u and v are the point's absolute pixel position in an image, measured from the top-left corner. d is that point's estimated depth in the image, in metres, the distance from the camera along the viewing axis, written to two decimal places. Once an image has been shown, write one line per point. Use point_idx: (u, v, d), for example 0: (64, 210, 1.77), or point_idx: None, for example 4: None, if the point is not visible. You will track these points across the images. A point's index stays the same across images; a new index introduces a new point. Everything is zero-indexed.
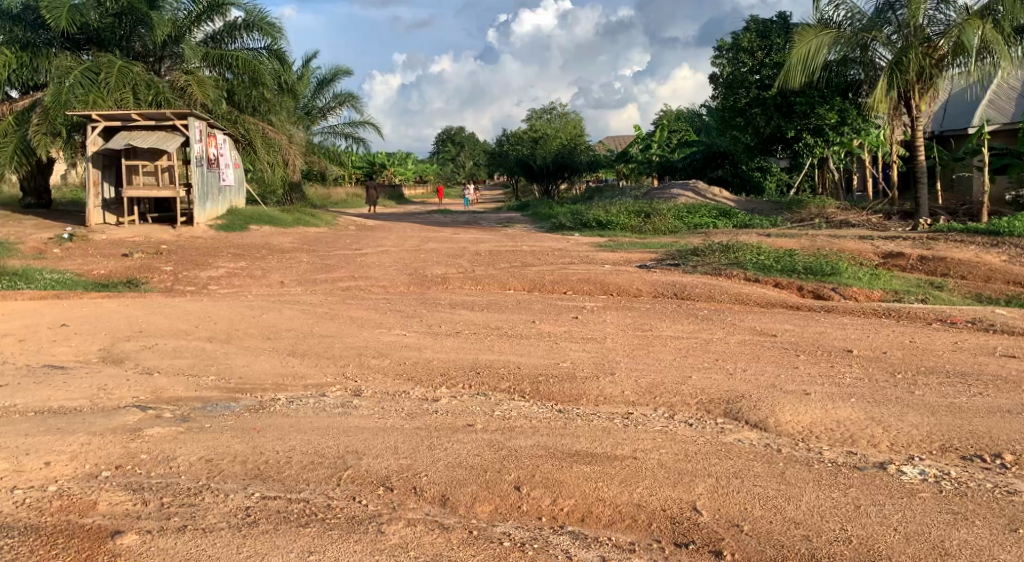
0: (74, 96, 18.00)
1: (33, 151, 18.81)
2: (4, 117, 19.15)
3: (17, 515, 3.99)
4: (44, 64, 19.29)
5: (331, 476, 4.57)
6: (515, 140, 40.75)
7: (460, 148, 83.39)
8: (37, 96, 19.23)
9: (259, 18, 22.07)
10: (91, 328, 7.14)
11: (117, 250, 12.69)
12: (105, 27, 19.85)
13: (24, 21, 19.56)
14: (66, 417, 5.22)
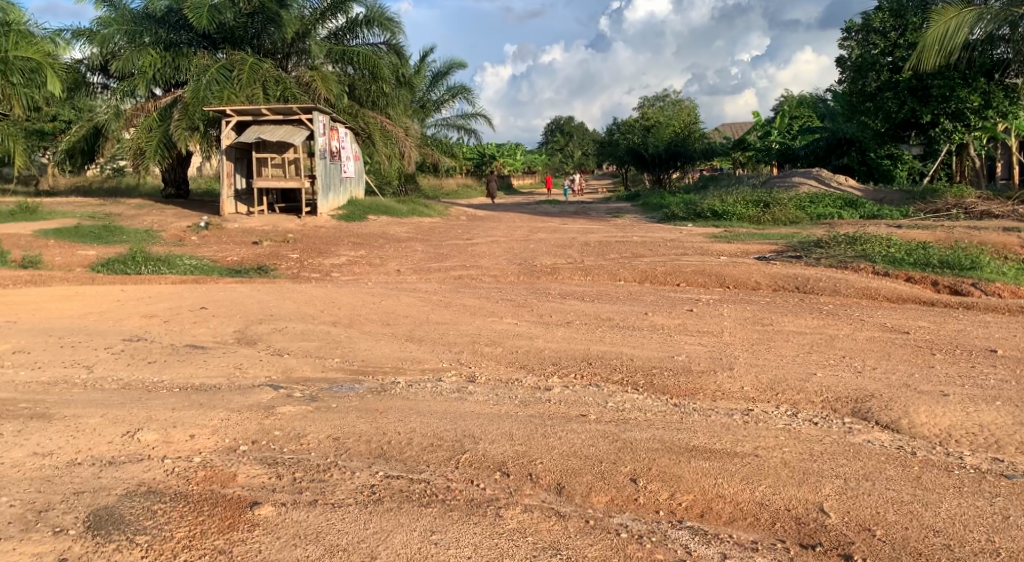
0: (211, 93, 19.22)
1: (174, 145, 20.17)
2: (149, 113, 20.57)
3: (168, 482, 4.32)
4: (184, 63, 20.69)
5: (449, 458, 4.70)
6: (625, 129, 40.29)
7: (568, 138, 82.91)
8: (177, 92, 20.58)
9: (379, 14, 22.77)
10: (227, 311, 7.60)
11: (248, 238, 13.47)
12: (239, 26, 21.04)
13: (167, 23, 21.01)
14: (208, 393, 5.59)
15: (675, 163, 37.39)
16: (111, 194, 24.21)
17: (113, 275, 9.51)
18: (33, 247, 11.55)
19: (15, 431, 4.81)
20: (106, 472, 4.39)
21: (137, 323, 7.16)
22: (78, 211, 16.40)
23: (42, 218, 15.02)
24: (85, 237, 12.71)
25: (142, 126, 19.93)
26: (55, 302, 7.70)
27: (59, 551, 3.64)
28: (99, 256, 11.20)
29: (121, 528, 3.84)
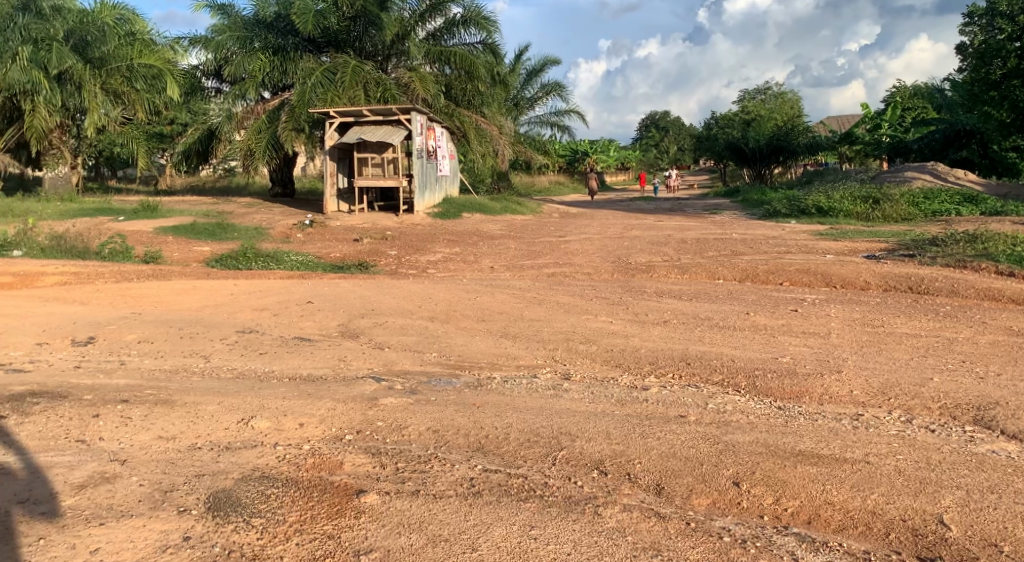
0: (316, 95, 20.13)
1: (281, 145, 21.09)
2: (258, 116, 21.57)
3: (279, 467, 4.53)
4: (292, 67, 21.64)
5: (546, 455, 4.72)
6: (724, 123, 39.41)
7: (664, 132, 81.41)
8: (284, 95, 21.48)
9: (476, 13, 23.03)
10: (330, 305, 7.88)
11: (349, 235, 13.95)
12: (342, 29, 21.76)
13: (275, 28, 21.93)
14: (315, 384, 5.83)
15: (777, 158, 36.23)
16: (222, 193, 25.51)
17: (226, 270, 10.02)
18: (154, 243, 12.31)
19: (142, 415, 5.14)
20: (223, 456, 4.64)
21: (249, 316, 7.53)
22: (193, 209, 17.37)
23: (161, 216, 16.00)
24: (200, 234, 13.46)
25: (252, 128, 20.94)
26: (175, 295, 8.19)
27: (183, 529, 3.87)
28: (213, 251, 11.83)
29: (238, 511, 4.05)
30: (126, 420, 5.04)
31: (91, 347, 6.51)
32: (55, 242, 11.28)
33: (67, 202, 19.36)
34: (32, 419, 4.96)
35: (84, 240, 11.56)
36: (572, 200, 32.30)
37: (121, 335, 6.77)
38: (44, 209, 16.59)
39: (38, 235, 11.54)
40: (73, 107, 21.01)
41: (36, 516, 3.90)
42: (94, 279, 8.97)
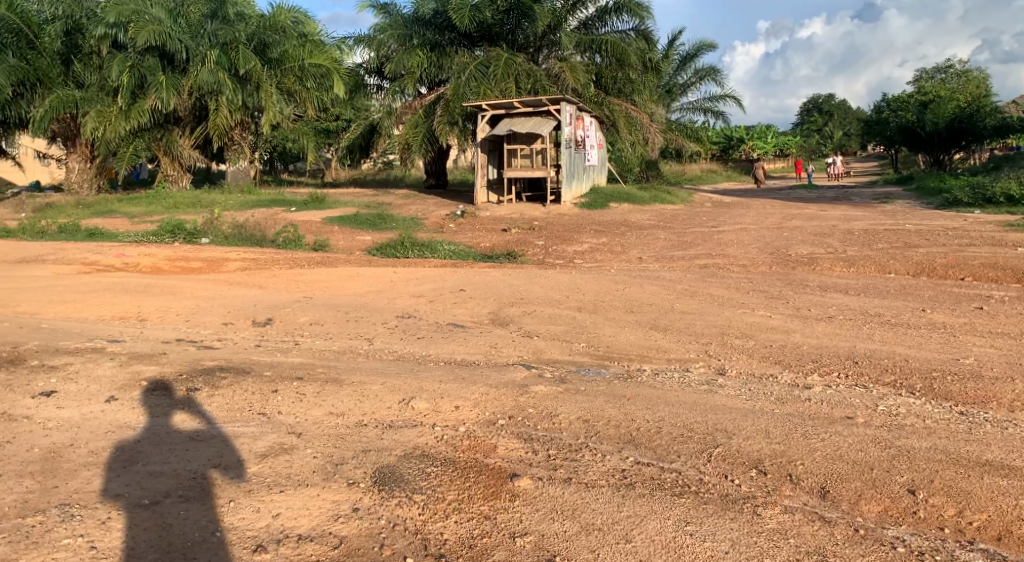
0: (470, 89, 20.81)
1: (435, 139, 21.94)
2: (415, 110, 22.54)
3: (438, 447, 4.73)
4: (447, 62, 22.38)
5: (701, 451, 4.60)
6: (897, 105, 36.64)
7: (827, 117, 76.77)
8: (440, 90, 22.25)
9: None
10: (482, 293, 8.10)
11: (499, 225, 14.26)
12: (495, 23, 22.23)
13: (433, 24, 22.73)
14: (469, 368, 6.02)
15: (959, 142, 33.17)
16: (381, 186, 26.85)
17: (387, 259, 10.55)
18: (322, 232, 13.15)
19: (315, 392, 5.53)
20: (386, 434, 4.90)
21: (408, 302, 7.89)
22: (356, 201, 18.38)
23: (327, 207, 17.05)
24: (362, 224, 14.22)
25: (410, 122, 21.95)
26: (340, 281, 8.72)
27: (353, 501, 4.13)
28: (374, 240, 12.49)
29: (401, 487, 4.26)
30: (300, 397, 5.43)
31: (270, 327, 7.07)
32: (238, 231, 12.33)
33: (246, 193, 21.14)
34: (221, 391, 5.47)
35: (261, 229, 12.54)
36: (723, 190, 31.23)
37: (295, 317, 7.31)
38: (226, 200, 18.18)
39: (224, 224, 12.66)
40: (252, 106, 22.83)
41: (226, 479, 4.30)
42: (270, 265, 9.73)
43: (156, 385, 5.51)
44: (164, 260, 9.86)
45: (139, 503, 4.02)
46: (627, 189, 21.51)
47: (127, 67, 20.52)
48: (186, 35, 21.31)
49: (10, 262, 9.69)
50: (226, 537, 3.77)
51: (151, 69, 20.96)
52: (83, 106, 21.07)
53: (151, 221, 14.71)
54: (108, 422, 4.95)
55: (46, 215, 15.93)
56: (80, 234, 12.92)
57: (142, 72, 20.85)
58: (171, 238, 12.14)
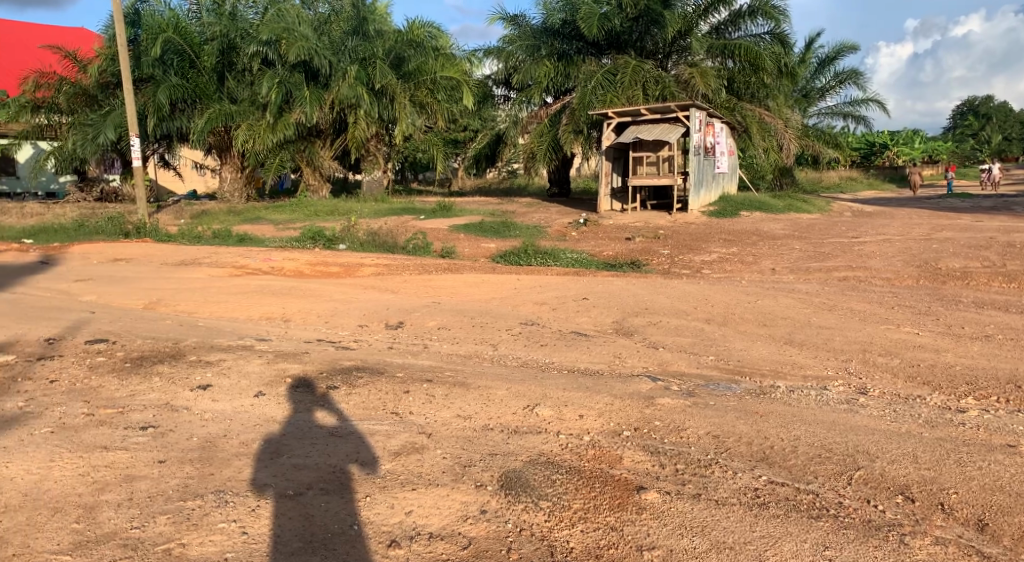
0: (596, 97, 20.76)
1: (560, 147, 22.13)
2: (541, 120, 22.82)
3: (563, 455, 4.75)
4: (574, 71, 22.44)
5: (840, 473, 4.37)
6: None
7: (982, 120, 71.08)
8: (566, 99, 22.49)
9: (764, 3, 22.18)
10: (607, 303, 8.05)
11: (623, 234, 14.16)
12: (625, 30, 22.13)
13: (561, 34, 22.89)
14: (593, 378, 6.00)
15: None
16: (505, 194, 27.29)
17: (510, 266, 10.72)
18: (449, 239, 13.52)
19: (443, 394, 5.69)
20: (512, 439, 4.98)
21: (532, 309, 7.97)
22: (481, 209, 18.80)
23: (454, 215, 17.51)
24: (487, 232, 14.51)
25: (535, 132, 22.26)
26: (466, 287, 8.93)
27: (480, 503, 4.21)
28: (498, 248, 12.72)
29: (527, 492, 4.30)
30: (430, 398, 5.61)
31: (401, 330, 7.35)
32: (372, 238, 12.89)
33: (379, 202, 22.04)
34: (358, 390, 5.73)
35: (393, 236, 13.06)
36: (862, 198, 29.60)
37: (425, 321, 7.56)
38: (361, 208, 19.08)
39: (358, 231, 13.28)
40: (387, 118, 23.83)
41: (362, 474, 4.51)
42: (401, 270, 10.11)
43: (299, 382, 5.85)
44: (304, 264, 10.46)
45: (286, 493, 4.28)
46: (757, 197, 20.75)
47: (276, 82, 21.88)
48: (329, 51, 22.55)
49: (172, 264, 10.60)
50: (363, 530, 3.94)
51: (297, 83, 22.27)
52: (236, 121, 22.59)
53: (293, 228, 15.64)
54: (257, 415, 5.30)
55: (201, 222, 17.28)
56: (231, 239, 13.93)
57: (289, 87, 22.16)
58: (311, 244, 12.87)
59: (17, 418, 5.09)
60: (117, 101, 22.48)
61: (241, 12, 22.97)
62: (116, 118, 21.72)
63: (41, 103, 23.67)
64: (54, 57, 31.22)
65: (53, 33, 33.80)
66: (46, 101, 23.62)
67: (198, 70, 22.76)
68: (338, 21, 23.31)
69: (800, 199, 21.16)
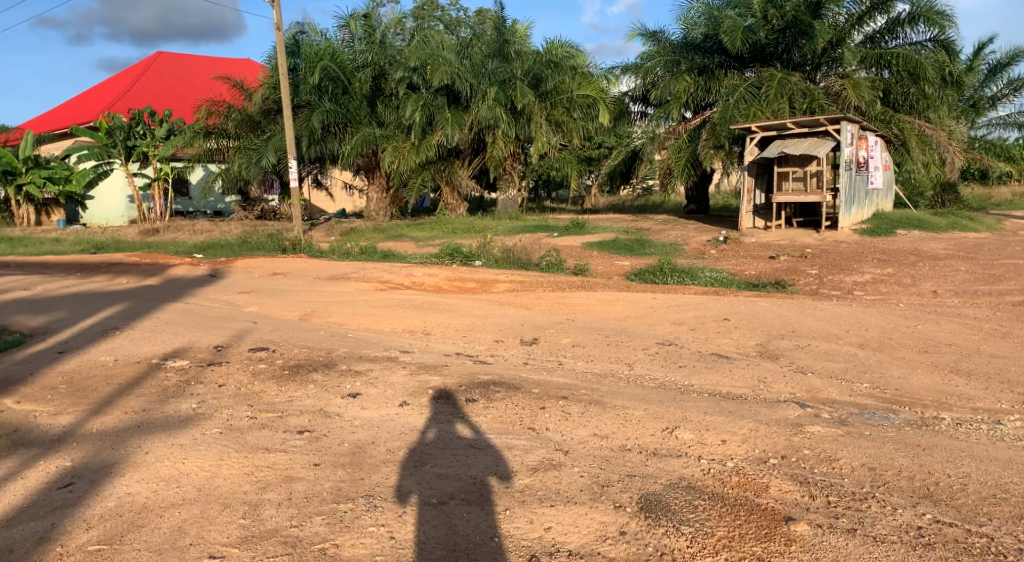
0: (738, 111, 20.31)
1: (699, 163, 21.72)
2: (679, 135, 22.52)
3: (705, 481, 4.61)
4: (715, 85, 21.99)
5: (1019, 517, 3.99)
6: None
7: None
8: (705, 114, 22.01)
9: (926, 8, 20.81)
10: (749, 324, 7.79)
11: (766, 253, 13.65)
12: (770, 43, 21.46)
13: (702, 48, 22.44)
14: (736, 402, 5.80)
15: None
16: (641, 212, 26.93)
17: (645, 284, 10.61)
18: (583, 257, 13.54)
19: (580, 412, 5.69)
20: (651, 461, 4.90)
21: (669, 329, 7.85)
22: (614, 226, 18.72)
23: (588, 233, 17.55)
24: (622, 250, 14.42)
25: (673, 148, 22.00)
26: (602, 305, 8.90)
27: (620, 524, 4.16)
28: (633, 265, 12.62)
29: (669, 515, 4.21)
30: (566, 415, 5.63)
31: (536, 346, 7.43)
32: (506, 255, 13.17)
33: (514, 220, 22.43)
34: (496, 404, 5.84)
35: (527, 253, 13.24)
36: None
37: (560, 339, 7.59)
38: (497, 226, 19.46)
39: (494, 248, 13.60)
40: (523, 137, 24.20)
41: (501, 487, 4.58)
42: (536, 287, 10.24)
43: (440, 394, 6.04)
44: (444, 280, 10.82)
45: (429, 501, 4.41)
46: (914, 215, 19.36)
47: (420, 105, 22.86)
48: (471, 74, 23.34)
49: (323, 279, 11.26)
50: (503, 543, 4.00)
51: (440, 106, 23.17)
52: (382, 142, 23.74)
53: (433, 245, 16.22)
54: (401, 425, 5.52)
55: (350, 238, 18.27)
56: (377, 256, 14.62)
57: (432, 110, 23.08)
58: (449, 260, 13.29)
59: (191, 418, 5.57)
60: (276, 126, 24.27)
61: (390, 40, 24.29)
62: (276, 142, 23.49)
63: (212, 129, 25.69)
64: (222, 87, 34.19)
65: (223, 65, 36.97)
66: (217, 127, 25.62)
67: (350, 95, 24.16)
68: (480, 44, 23.83)
69: (965, 216, 19.55)
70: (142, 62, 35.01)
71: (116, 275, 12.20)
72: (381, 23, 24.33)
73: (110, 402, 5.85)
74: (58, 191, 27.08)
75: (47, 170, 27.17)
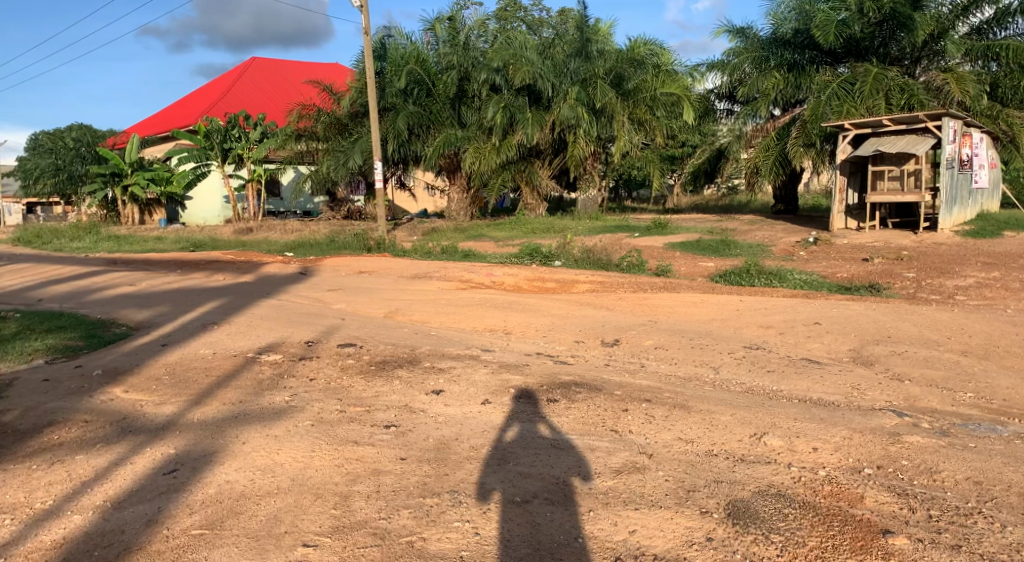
0: (830, 108, 19.63)
1: (788, 161, 21.17)
2: (767, 133, 22.12)
3: (796, 489, 4.48)
4: (806, 82, 21.26)
5: None
6: None
7: None
8: (795, 111, 21.49)
9: None
10: (841, 328, 7.52)
11: (859, 255, 13.17)
12: (865, 37, 20.62)
13: (792, 44, 21.90)
14: (828, 409, 5.62)
15: None
16: (724, 212, 26.35)
17: (731, 286, 10.41)
18: (665, 258, 13.38)
19: (664, 416, 5.62)
20: (738, 467, 4.79)
21: (756, 332, 7.66)
22: (698, 227, 18.39)
23: (670, 233, 17.31)
24: (706, 251, 14.19)
25: (761, 146, 21.49)
26: (686, 307, 8.78)
27: (706, 530, 4.09)
28: (717, 267, 12.38)
29: (757, 523, 4.12)
30: (649, 418, 5.56)
31: (618, 348, 7.37)
32: (586, 255, 13.16)
33: (594, 220, 22.35)
34: (578, 405, 5.84)
35: (608, 254, 13.18)
36: None
37: (641, 340, 7.52)
38: (577, 226, 19.41)
39: (574, 248, 13.59)
40: (605, 137, 24.10)
41: (584, 487, 4.58)
42: (617, 287, 10.17)
43: (522, 393, 6.08)
44: (523, 280, 10.88)
45: (513, 499, 4.45)
46: (1021, 215, 18.63)
47: (501, 106, 23.09)
48: (552, 75, 23.41)
49: (407, 277, 11.50)
50: (587, 544, 3.99)
51: (521, 107, 23.31)
52: (464, 143, 24.05)
53: (513, 245, 16.33)
54: (484, 422, 5.58)
55: (432, 238, 18.62)
56: (457, 255, 14.83)
57: (513, 110, 23.26)
58: (529, 260, 13.36)
59: (285, 410, 5.79)
60: (363, 128, 24.93)
61: (474, 42, 24.50)
62: (362, 144, 24.16)
63: (302, 132, 26.54)
64: (312, 91, 35.46)
65: (312, 68, 38.17)
66: (307, 130, 26.45)
67: (434, 98, 24.61)
68: (563, 44, 24.03)
69: None
70: (237, 67, 36.49)
71: (213, 271, 12.80)
72: (466, 26, 24.52)
73: (209, 394, 6.15)
74: (159, 191, 28.64)
75: (150, 172, 28.73)
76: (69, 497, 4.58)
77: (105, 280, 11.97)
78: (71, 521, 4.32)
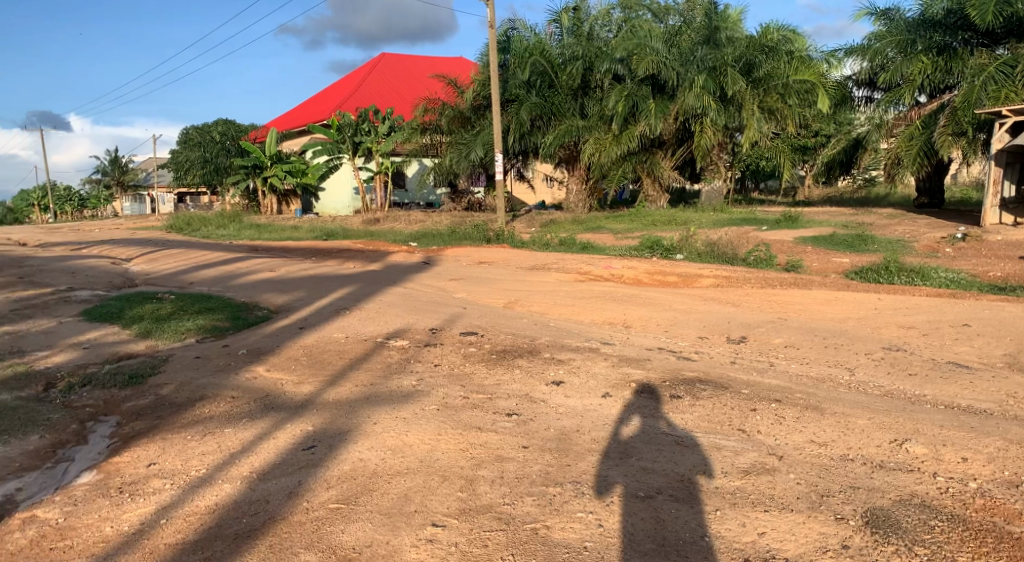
0: (985, 93, 18.25)
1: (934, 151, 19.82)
2: (911, 121, 20.75)
3: (942, 501, 4.20)
4: (959, 65, 19.83)
5: None
6: None
7: None
8: (945, 97, 19.98)
9: None
10: (996, 332, 6.96)
11: (1015, 252, 12.13)
12: None
13: (944, 25, 20.32)
14: (979, 417, 5.23)
15: None
16: (860, 204, 24.91)
17: (869, 283, 9.86)
18: (796, 253, 12.83)
19: (795, 417, 5.40)
20: (878, 474, 4.54)
21: (896, 333, 7.22)
22: (831, 220, 17.55)
23: (800, 227, 16.60)
24: (839, 246, 13.50)
25: (903, 135, 20.28)
26: (819, 304, 8.38)
27: (842, 537, 3.91)
28: (853, 263, 11.73)
29: (899, 534, 3.89)
30: (779, 419, 5.36)
31: (744, 345, 7.16)
32: (710, 249, 12.80)
33: (718, 213, 21.82)
34: (702, 402, 5.71)
35: (734, 248, 12.77)
36: None
37: (771, 338, 7.25)
38: (700, 218, 18.96)
39: (697, 241, 13.27)
40: (733, 126, 23.39)
41: (711, 486, 4.48)
42: (743, 283, 9.86)
43: (644, 387, 6.02)
44: (644, 273, 10.74)
45: (637, 494, 4.41)
46: None
47: (624, 96, 22.78)
48: (678, 63, 22.89)
49: (526, 268, 11.61)
50: (714, 543, 3.91)
51: (644, 96, 22.95)
52: (584, 135, 23.98)
53: (632, 238, 16.12)
54: (605, 415, 5.57)
55: (550, 230, 18.71)
56: (576, 247, 14.82)
57: (636, 99, 22.90)
58: (650, 253, 13.17)
59: (412, 394, 5.99)
60: (485, 121, 25.27)
61: (598, 32, 24.50)
62: (484, 137, 24.55)
63: (427, 126, 27.34)
64: (437, 85, 36.27)
65: (438, 64, 39.09)
66: (431, 123, 27.19)
67: (556, 89, 24.64)
68: (690, 32, 23.37)
69: None
70: (367, 64, 37.90)
71: (344, 259, 13.42)
72: (590, 16, 24.53)
73: (342, 375, 6.45)
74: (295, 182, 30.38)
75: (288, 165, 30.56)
76: (220, 467, 4.94)
77: (248, 265, 12.81)
78: (222, 489, 4.65)
